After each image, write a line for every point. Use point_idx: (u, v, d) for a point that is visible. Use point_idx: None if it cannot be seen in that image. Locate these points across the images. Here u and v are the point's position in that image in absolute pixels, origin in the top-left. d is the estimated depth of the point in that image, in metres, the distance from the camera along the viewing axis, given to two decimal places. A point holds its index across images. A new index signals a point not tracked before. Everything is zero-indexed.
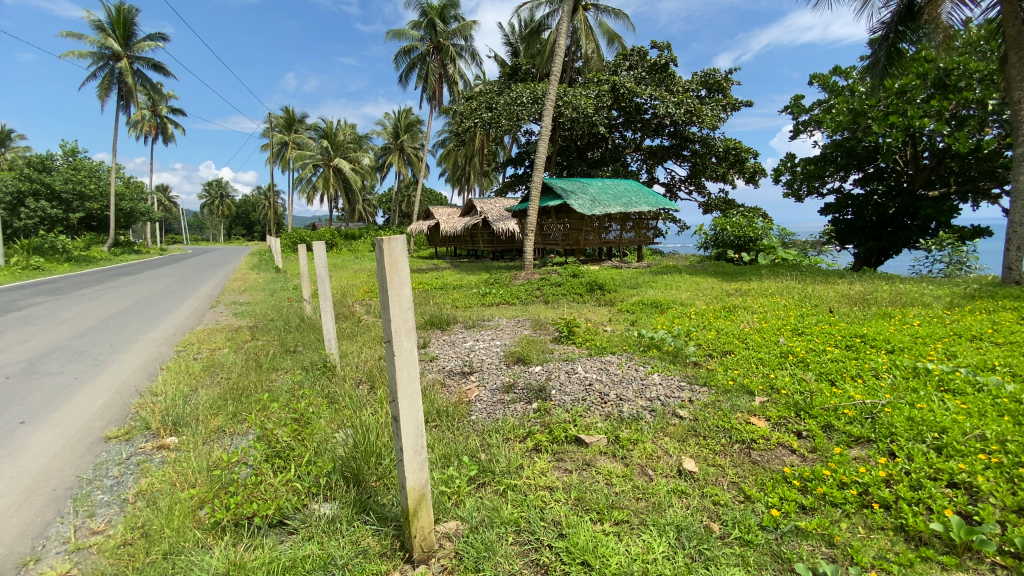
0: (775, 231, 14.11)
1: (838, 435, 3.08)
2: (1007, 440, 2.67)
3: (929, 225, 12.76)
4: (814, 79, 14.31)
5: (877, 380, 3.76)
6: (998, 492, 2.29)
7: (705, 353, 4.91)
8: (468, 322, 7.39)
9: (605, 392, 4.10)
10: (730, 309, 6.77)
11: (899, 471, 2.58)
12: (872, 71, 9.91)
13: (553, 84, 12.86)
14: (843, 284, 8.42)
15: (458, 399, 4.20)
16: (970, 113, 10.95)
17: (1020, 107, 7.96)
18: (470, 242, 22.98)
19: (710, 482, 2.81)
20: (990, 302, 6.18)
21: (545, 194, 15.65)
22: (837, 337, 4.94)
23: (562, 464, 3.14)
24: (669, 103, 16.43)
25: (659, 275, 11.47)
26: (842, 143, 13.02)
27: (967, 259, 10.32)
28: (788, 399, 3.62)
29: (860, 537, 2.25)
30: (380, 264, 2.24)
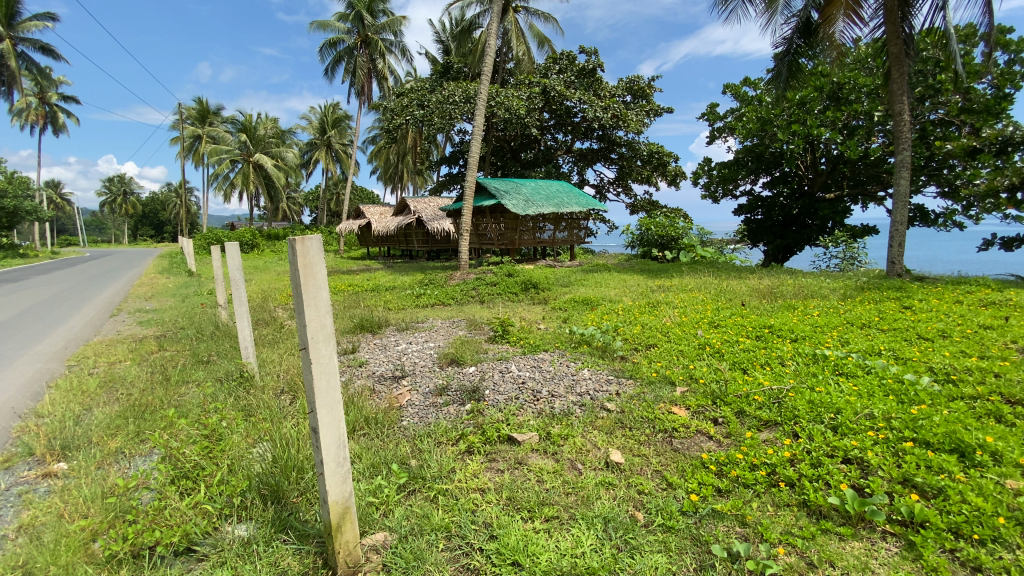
0: (695, 230, 14.96)
1: (750, 420, 3.29)
2: (891, 417, 2.98)
3: (826, 225, 14.14)
4: (727, 89, 15.28)
5: (782, 367, 4.08)
6: (885, 466, 2.53)
7: (631, 347, 5.10)
8: (401, 324, 7.19)
9: (537, 389, 4.12)
10: (654, 304, 7.08)
11: (801, 450, 2.80)
12: (776, 82, 10.70)
13: (485, 84, 12.79)
14: (754, 279, 9.09)
15: (388, 405, 4.06)
16: (859, 124, 12.17)
17: (901, 119, 8.96)
18: (404, 242, 22.43)
19: (635, 471, 2.91)
20: (875, 293, 6.93)
21: (479, 194, 15.59)
22: (748, 329, 5.32)
23: (494, 464, 3.12)
24: (597, 107, 16.95)
25: (590, 273, 11.74)
26: (752, 148, 14.08)
27: (858, 255, 11.49)
28: (706, 388, 3.84)
29: (769, 514, 2.41)
30: (293, 265, 2.08)
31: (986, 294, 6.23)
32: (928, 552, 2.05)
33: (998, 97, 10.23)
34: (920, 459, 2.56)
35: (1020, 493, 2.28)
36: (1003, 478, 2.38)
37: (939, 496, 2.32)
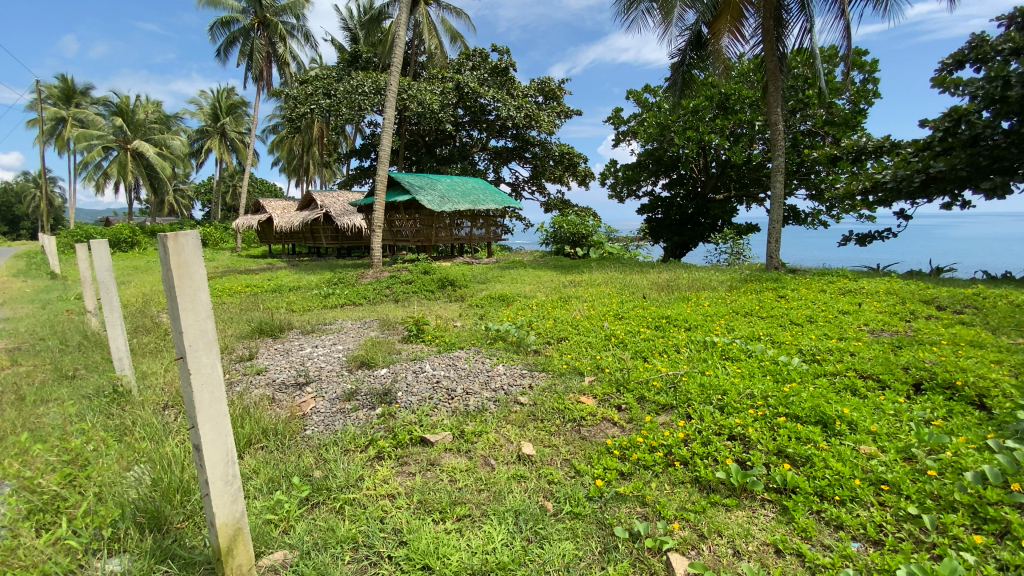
0: (603, 228, 15.68)
1: (650, 405, 3.50)
2: (768, 395, 3.33)
3: (716, 223, 15.49)
4: (631, 95, 16.15)
5: (677, 354, 4.40)
6: (763, 440, 2.81)
7: (544, 340, 5.22)
8: (306, 327, 6.75)
9: (452, 388, 4.07)
10: (565, 298, 7.31)
11: (693, 431, 3.03)
12: (672, 91, 11.43)
13: (395, 76, 12.37)
14: (655, 273, 9.72)
15: (290, 414, 3.79)
16: (743, 132, 13.45)
17: (777, 129, 10.01)
18: (310, 239, 21.15)
19: (545, 462, 2.97)
20: (756, 284, 7.71)
21: (392, 188, 15.08)
22: (649, 319, 5.68)
23: (406, 468, 3.01)
24: (510, 106, 17.11)
25: (506, 270, 11.86)
26: (652, 151, 15.02)
27: (743, 250, 12.72)
28: (611, 376, 4.04)
29: (666, 492, 2.57)
30: (164, 265, 1.85)
31: (843, 283, 7.18)
32: (798, 514, 2.30)
33: (854, 113, 11.86)
34: (791, 432, 2.87)
35: (870, 455, 2.63)
36: (858, 444, 2.74)
37: (806, 463, 2.62)
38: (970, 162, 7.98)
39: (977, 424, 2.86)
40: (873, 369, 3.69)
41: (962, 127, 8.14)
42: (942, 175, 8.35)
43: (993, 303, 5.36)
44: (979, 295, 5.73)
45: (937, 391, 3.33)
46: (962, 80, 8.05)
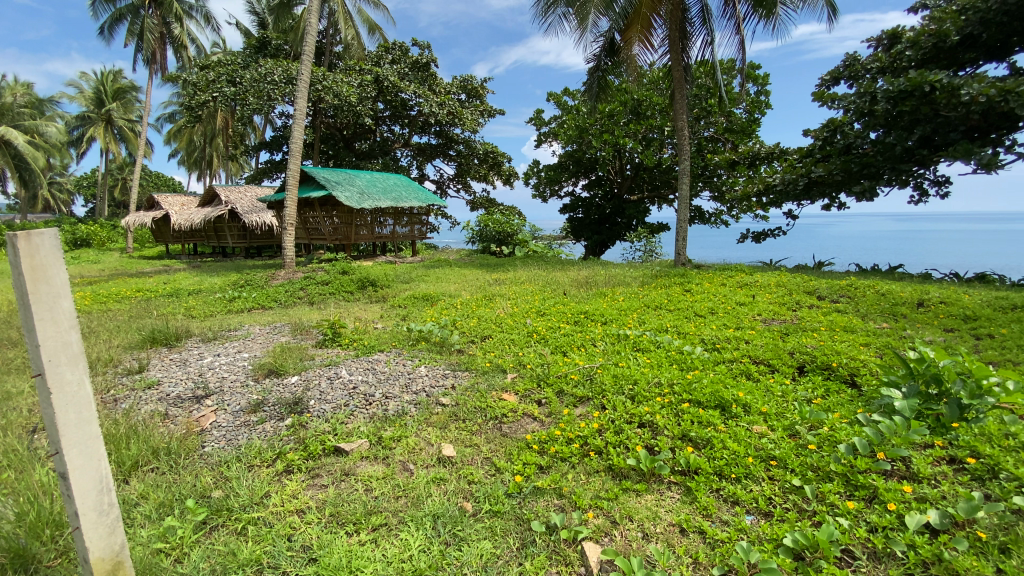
0: (527, 227, 15.90)
1: (567, 398, 3.60)
2: (676, 382, 3.54)
3: (631, 222, 16.28)
4: (551, 96, 16.53)
5: (594, 347, 4.56)
6: (669, 426, 2.99)
7: (468, 339, 5.18)
8: (207, 334, 6.19)
9: (369, 393, 3.91)
10: (490, 297, 7.30)
11: (607, 420, 3.16)
12: (588, 94, 11.86)
13: (307, 65, 11.68)
14: (576, 270, 10.03)
15: (186, 430, 3.44)
16: (655, 136, 14.23)
17: (683, 134, 10.70)
18: (215, 238, 19.48)
19: (466, 462, 2.93)
20: (666, 279, 8.21)
21: (307, 183, 14.22)
22: (568, 315, 5.84)
23: (318, 480, 2.85)
24: (432, 102, 16.80)
25: (430, 269, 11.65)
26: (572, 152, 15.50)
27: (655, 248, 13.50)
28: (532, 371, 4.10)
29: (582, 483, 2.65)
30: (12, 268, 1.59)
31: (741, 277, 7.83)
32: (700, 494, 2.46)
33: (749, 121, 12.97)
34: (694, 416, 3.08)
35: (762, 434, 2.88)
36: (751, 424, 2.99)
37: (707, 445, 2.82)
38: (844, 168, 9.00)
39: (849, 400, 3.23)
40: (764, 354, 4.06)
41: (838, 136, 9.16)
42: (822, 179, 9.35)
43: (862, 292, 6.11)
44: (851, 285, 6.50)
45: (816, 372, 3.73)
46: (837, 95, 9.06)
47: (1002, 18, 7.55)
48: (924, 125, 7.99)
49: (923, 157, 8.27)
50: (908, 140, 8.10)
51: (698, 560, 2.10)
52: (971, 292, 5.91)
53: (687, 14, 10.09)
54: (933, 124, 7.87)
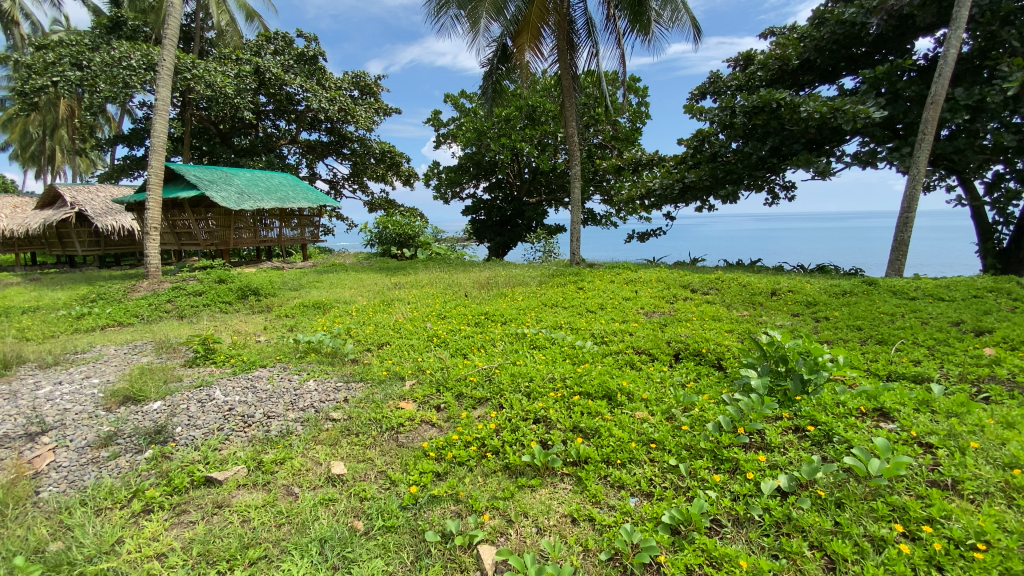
0: (429, 229, 15.64)
1: (466, 401, 3.58)
2: (569, 376, 3.69)
3: (531, 224, 16.75)
4: (448, 98, 16.45)
5: (493, 348, 4.59)
6: (563, 420, 3.09)
7: (363, 347, 4.94)
8: (45, 359, 5.25)
9: (248, 414, 3.58)
10: (388, 302, 7.04)
11: (504, 419, 3.20)
12: (484, 98, 11.97)
13: (171, 50, 10.39)
14: (477, 272, 10.11)
15: (12, 476, 2.87)
16: (549, 141, 14.77)
17: (573, 139, 11.20)
18: (58, 245, 16.65)
19: (358, 479, 2.77)
20: (561, 278, 8.53)
21: (174, 182, 12.66)
22: (468, 316, 5.82)
23: (185, 517, 2.54)
24: (321, 98, 15.85)
25: (323, 274, 10.98)
26: (472, 155, 15.54)
27: (553, 248, 14.00)
28: (430, 377, 4.01)
29: (479, 485, 2.64)
30: None
31: (628, 274, 8.38)
32: (590, 482, 2.58)
33: (632, 130, 14.00)
34: (584, 408, 3.23)
35: (643, 419, 3.10)
36: (635, 411, 3.20)
37: (596, 434, 2.97)
38: (711, 174, 10.06)
39: (715, 381, 3.60)
40: (646, 345, 4.38)
41: (706, 145, 10.17)
42: (694, 184, 10.35)
43: (727, 285, 6.84)
44: (719, 278, 7.25)
45: (690, 358, 4.10)
46: (705, 108, 10.04)
47: (832, 46, 8.86)
48: (773, 137, 9.17)
49: (774, 165, 9.48)
50: (762, 150, 9.23)
51: (588, 547, 2.19)
52: (811, 281, 6.89)
53: (573, 25, 10.59)
54: (780, 136, 9.04)
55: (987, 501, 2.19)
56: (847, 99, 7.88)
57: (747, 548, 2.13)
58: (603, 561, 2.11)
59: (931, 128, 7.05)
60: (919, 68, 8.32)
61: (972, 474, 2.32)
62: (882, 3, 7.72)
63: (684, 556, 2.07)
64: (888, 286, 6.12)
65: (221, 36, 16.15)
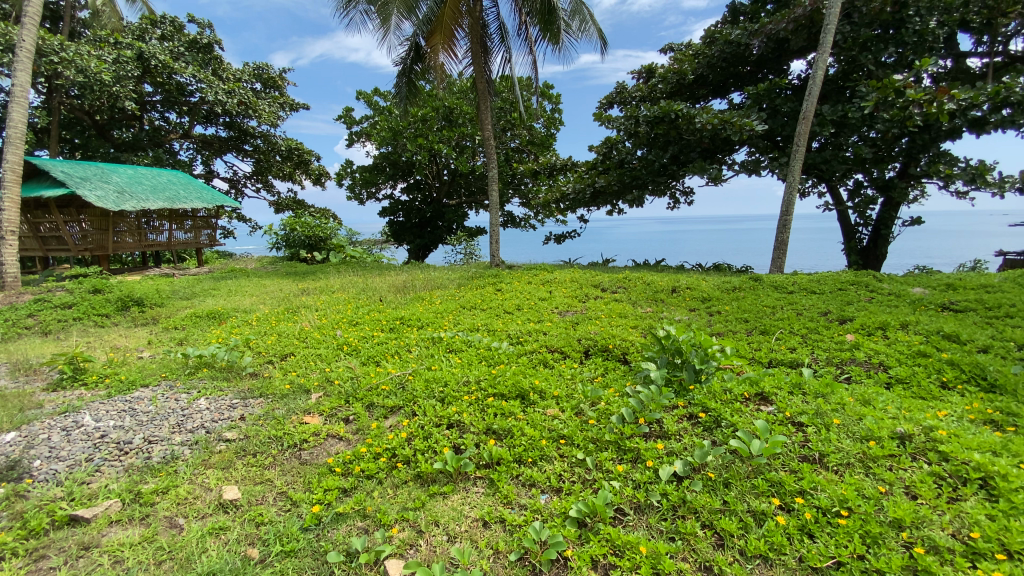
0: (342, 231, 14.96)
1: (377, 410, 3.45)
2: (484, 379, 3.69)
3: (452, 226, 16.63)
4: (360, 95, 15.85)
5: (407, 354, 4.49)
6: (476, 423, 3.09)
7: (264, 360, 4.61)
8: None
9: (124, 441, 3.19)
10: (293, 310, 6.64)
11: (416, 427, 3.13)
12: (398, 97, 11.71)
13: (31, 28, 9.01)
14: (394, 275, 9.84)
15: None
16: (467, 144, 14.77)
17: (490, 142, 11.24)
18: None
19: (255, 503, 2.58)
20: (481, 280, 8.55)
21: (35, 178, 11.00)
22: (382, 322, 5.64)
23: (43, 563, 2.21)
24: (218, 89, 14.58)
25: (220, 281, 10.11)
26: (387, 154, 15.12)
27: (474, 250, 13.98)
28: (339, 388, 3.83)
29: (389, 498, 2.56)
30: None
31: (544, 275, 8.58)
32: (502, 483, 2.60)
33: (547, 135, 14.42)
34: (497, 409, 3.25)
35: (554, 416, 3.18)
36: (547, 408, 3.27)
37: (509, 435, 3.00)
38: (619, 180, 10.62)
39: (621, 375, 3.79)
40: (558, 343, 4.51)
41: (614, 152, 10.67)
42: (604, 188, 10.84)
43: (634, 283, 7.24)
44: (627, 278, 7.64)
45: (599, 354, 4.28)
46: (612, 116, 10.54)
47: (722, 64, 9.67)
48: (673, 146, 9.84)
49: (674, 172, 10.20)
50: (664, 157, 9.87)
51: (499, 549, 2.20)
52: (707, 279, 7.48)
53: (487, 30, 10.64)
54: (679, 145, 9.73)
55: (848, 471, 2.49)
56: (735, 113, 8.65)
57: (647, 533, 2.26)
58: (512, 561, 2.13)
59: (803, 141, 7.93)
60: (794, 86, 9.35)
61: (835, 448, 2.64)
62: (763, 26, 8.69)
63: (590, 548, 2.15)
64: (770, 282, 6.79)
65: (95, 16, 14.39)
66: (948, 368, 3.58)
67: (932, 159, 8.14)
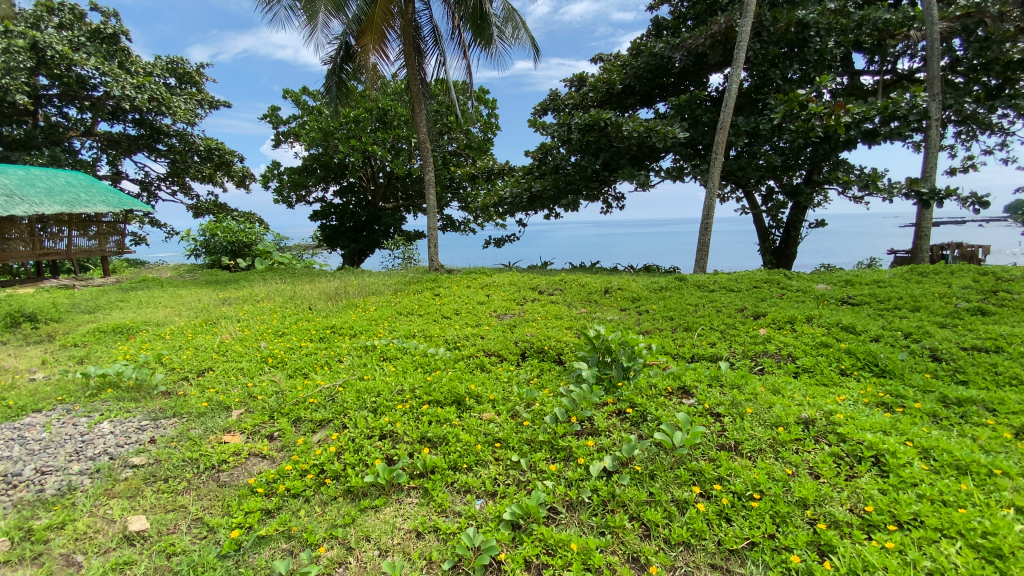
0: (269, 236, 14.19)
1: (305, 425, 3.31)
2: (419, 387, 3.63)
3: (388, 230, 16.27)
4: (287, 94, 15.15)
5: (338, 364, 4.33)
6: (409, 432, 3.04)
7: (179, 377, 4.28)
8: None
9: (11, 473, 2.86)
10: (213, 322, 6.22)
11: (346, 440, 3.03)
12: (327, 97, 11.29)
13: None
14: (325, 282, 9.46)
15: None
16: (403, 146, 14.54)
17: (425, 145, 11.09)
18: None
19: (166, 533, 2.39)
20: (417, 285, 8.42)
21: None
22: (311, 332, 5.41)
23: None
24: (125, 84, 13.28)
25: (129, 292, 9.27)
26: (318, 156, 14.55)
27: (412, 254, 13.72)
28: (263, 404, 3.63)
29: (316, 516, 2.46)
30: None
31: (482, 279, 8.58)
32: (436, 492, 2.57)
33: (484, 140, 14.50)
34: (432, 417, 3.22)
35: (490, 420, 3.19)
36: (482, 413, 3.28)
37: (443, 442, 2.97)
38: (554, 185, 10.86)
39: (555, 376, 3.87)
40: (495, 347, 4.54)
41: (549, 158, 10.89)
42: (540, 193, 11.05)
43: (569, 285, 7.41)
44: (563, 280, 7.81)
45: (535, 355, 4.35)
46: (546, 122, 10.76)
47: (647, 75, 10.16)
48: (604, 152, 10.20)
49: (606, 178, 10.58)
50: (596, 164, 10.20)
51: (432, 559, 2.18)
52: (637, 280, 7.79)
53: (419, 32, 10.54)
54: (610, 152, 10.10)
55: (760, 456, 2.69)
56: (660, 122, 9.08)
57: (579, 530, 2.32)
58: (445, 570, 2.11)
59: (721, 150, 8.48)
60: (713, 98, 9.99)
61: (748, 435, 2.83)
62: (684, 41, 9.17)
63: (523, 549, 2.17)
64: (694, 282, 7.20)
65: None
66: (846, 356, 3.97)
67: (833, 167, 8.96)
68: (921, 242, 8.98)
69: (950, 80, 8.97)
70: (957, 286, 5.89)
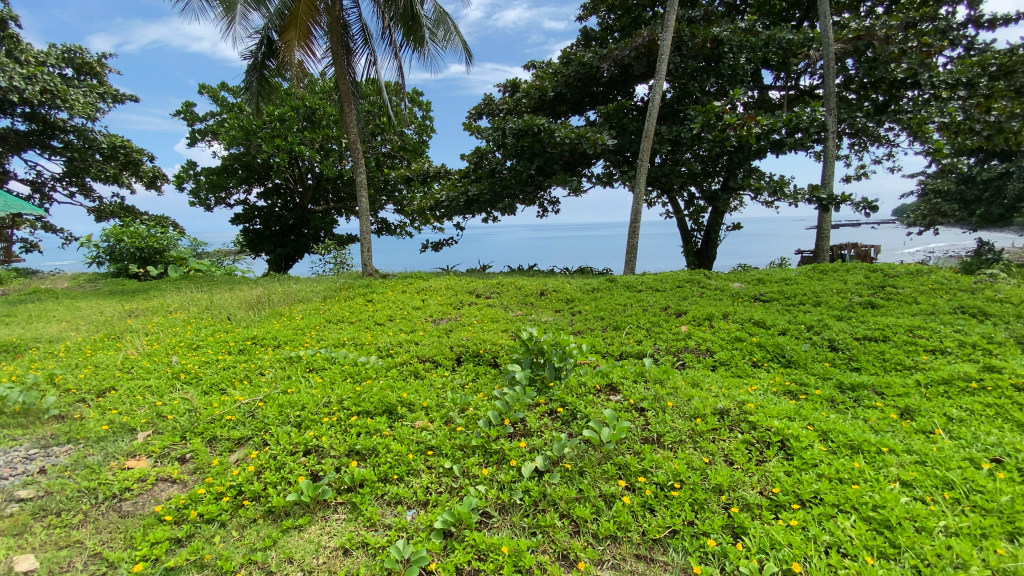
0: (185, 241, 13.18)
1: (221, 445, 3.11)
2: (348, 398, 3.51)
3: (319, 234, 15.64)
4: (204, 90, 14.17)
5: (260, 377, 4.11)
6: (337, 445, 2.94)
7: (74, 399, 3.87)
8: None
9: None
10: (116, 336, 5.68)
11: (267, 458, 2.87)
12: (249, 94, 10.68)
13: None
14: (247, 290, 8.91)
15: None
16: (332, 147, 14.06)
17: (356, 147, 10.76)
18: None
19: (58, 572, 2.16)
20: (349, 292, 8.14)
21: None
22: (230, 344, 5.08)
23: None
24: (12, 73, 11.83)
25: (15, 305, 8.26)
26: (238, 156, 13.70)
27: (345, 259, 13.23)
28: (172, 425, 3.36)
29: (234, 541, 2.32)
30: None
31: (418, 284, 8.45)
32: (365, 506, 2.50)
33: (419, 142, 14.32)
34: (362, 428, 3.13)
35: (422, 428, 3.15)
36: (415, 421, 3.23)
37: (373, 454, 2.89)
38: (490, 189, 10.90)
39: (489, 379, 3.89)
40: (429, 352, 4.49)
41: (484, 162, 10.92)
42: (477, 197, 11.06)
43: (506, 288, 7.47)
44: (499, 283, 7.85)
45: (470, 360, 4.35)
46: (481, 126, 10.79)
47: (577, 83, 10.47)
48: (538, 157, 10.39)
49: (540, 182, 10.77)
50: (530, 168, 10.36)
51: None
52: (570, 282, 7.99)
53: (348, 30, 10.24)
54: (543, 157, 10.30)
55: (680, 447, 2.84)
56: (590, 128, 9.37)
57: (511, 532, 2.35)
58: None
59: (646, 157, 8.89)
60: (639, 107, 10.47)
61: (669, 428, 2.99)
62: (611, 52, 9.53)
63: (454, 557, 2.16)
64: (624, 283, 7.49)
65: None
66: (757, 349, 4.29)
67: (746, 173, 9.66)
68: (822, 243, 9.86)
69: (845, 96, 9.97)
70: (851, 282, 6.54)
